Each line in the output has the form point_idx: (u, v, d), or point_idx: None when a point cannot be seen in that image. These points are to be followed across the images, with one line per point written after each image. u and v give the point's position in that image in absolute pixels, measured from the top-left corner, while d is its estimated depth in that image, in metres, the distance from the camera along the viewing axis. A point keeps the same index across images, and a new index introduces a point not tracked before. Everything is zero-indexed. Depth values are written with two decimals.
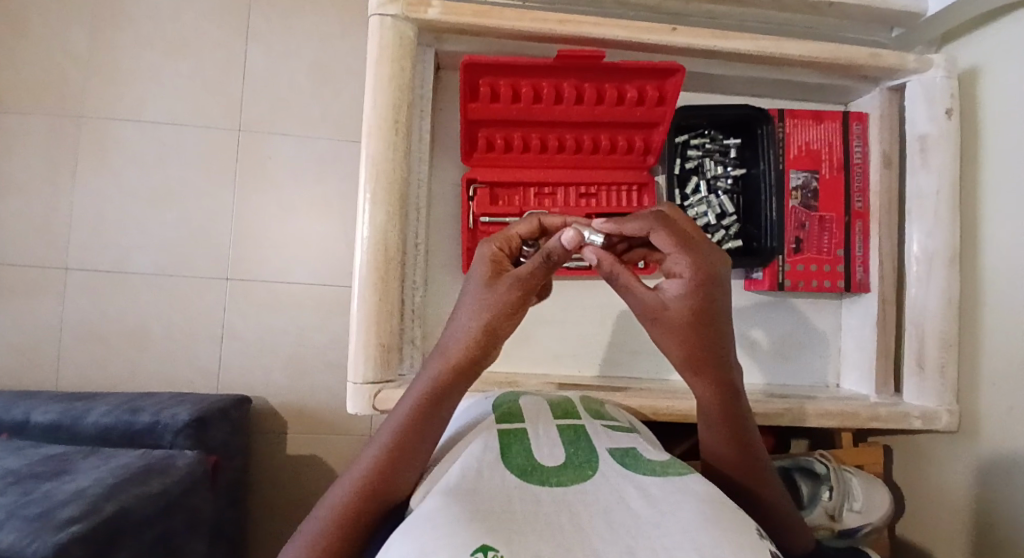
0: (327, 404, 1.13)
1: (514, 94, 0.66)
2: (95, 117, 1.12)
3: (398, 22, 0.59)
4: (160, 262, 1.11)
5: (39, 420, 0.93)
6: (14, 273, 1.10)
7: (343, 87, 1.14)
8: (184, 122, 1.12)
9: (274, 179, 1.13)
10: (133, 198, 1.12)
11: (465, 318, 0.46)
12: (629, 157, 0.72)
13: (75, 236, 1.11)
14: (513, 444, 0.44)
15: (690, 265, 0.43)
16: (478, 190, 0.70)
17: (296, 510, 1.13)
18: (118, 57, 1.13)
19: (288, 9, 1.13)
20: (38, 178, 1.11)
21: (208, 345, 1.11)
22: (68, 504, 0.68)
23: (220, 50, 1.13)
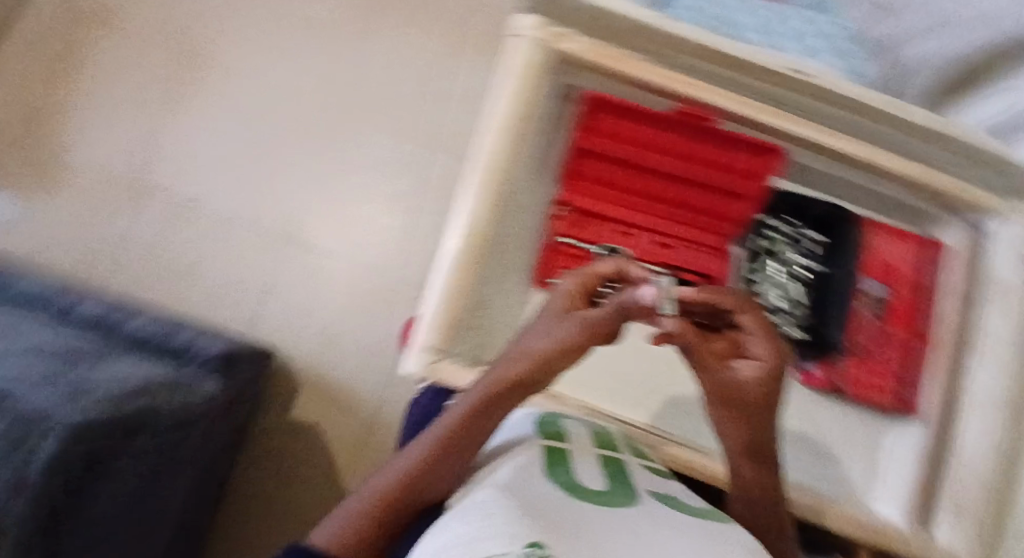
0: (332, 382, 1.18)
1: (624, 135, 0.73)
2: (221, 85, 1.34)
3: (543, 45, 0.65)
4: (232, 212, 1.26)
5: (89, 312, 1.01)
6: (113, 190, 1.29)
7: (432, 110, 1.29)
8: (290, 106, 1.31)
9: (348, 172, 1.27)
10: (230, 155, 1.29)
11: (532, 336, 0.49)
12: (712, 220, 0.76)
13: (173, 173, 1.29)
14: (557, 460, 0.45)
15: (770, 355, 0.47)
16: (568, 214, 0.75)
17: (272, 478, 1.16)
18: (256, 45, 1.36)
19: (406, 40, 1.33)
20: (162, 119, 1.33)
21: (247, 296, 1.21)
22: (63, 407, 0.75)
23: (338, 59, 1.33)
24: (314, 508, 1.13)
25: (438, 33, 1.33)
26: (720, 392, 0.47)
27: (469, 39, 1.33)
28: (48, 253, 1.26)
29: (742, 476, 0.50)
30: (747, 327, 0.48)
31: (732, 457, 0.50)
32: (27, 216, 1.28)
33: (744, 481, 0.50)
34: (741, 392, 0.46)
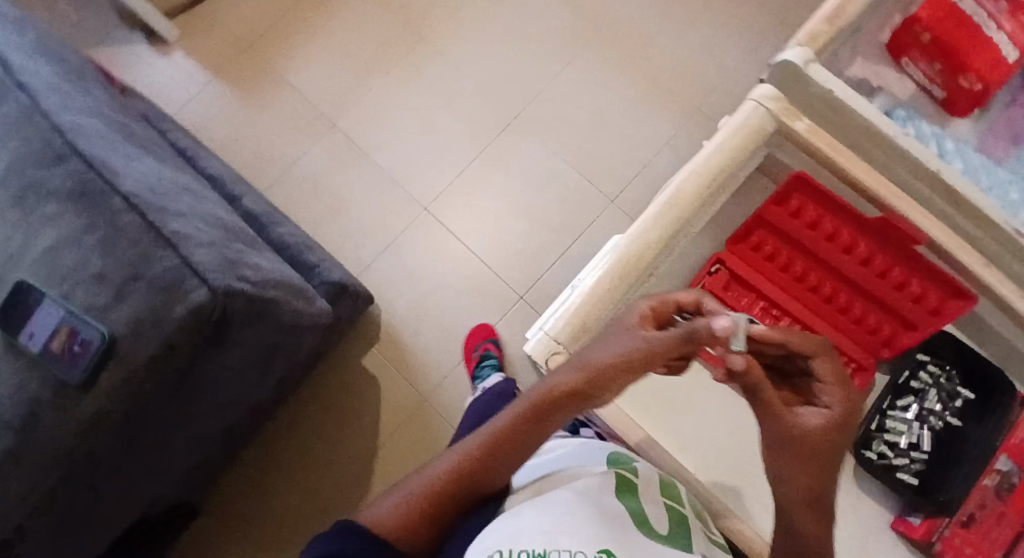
0: (415, 347, 1.43)
1: (829, 233, 0.91)
2: (418, 61, 1.55)
3: (767, 122, 0.77)
4: (388, 172, 1.50)
5: (247, 206, 1.19)
6: (302, 114, 1.53)
7: (578, 152, 1.48)
8: (464, 102, 1.53)
9: (488, 176, 1.50)
10: (404, 125, 1.53)
11: (598, 354, 0.56)
12: (859, 331, 0.92)
13: (354, 122, 1.53)
14: (631, 495, 0.65)
15: (839, 403, 0.53)
16: (721, 270, 0.96)
17: (332, 405, 1.40)
18: (459, 40, 1.56)
19: (583, 82, 1.51)
20: (362, 72, 1.55)
21: (375, 245, 1.47)
22: (220, 272, 0.78)
23: (517, 78, 1.53)
24: (360, 436, 1.38)
25: (613, 85, 1.50)
26: (785, 436, 0.54)
27: (638, 99, 1.49)
28: (237, 146, 1.51)
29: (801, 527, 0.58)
30: (823, 375, 0.54)
31: (789, 502, 0.58)
32: (231, 109, 1.53)
33: (804, 530, 0.58)
34: (806, 436, 0.53)
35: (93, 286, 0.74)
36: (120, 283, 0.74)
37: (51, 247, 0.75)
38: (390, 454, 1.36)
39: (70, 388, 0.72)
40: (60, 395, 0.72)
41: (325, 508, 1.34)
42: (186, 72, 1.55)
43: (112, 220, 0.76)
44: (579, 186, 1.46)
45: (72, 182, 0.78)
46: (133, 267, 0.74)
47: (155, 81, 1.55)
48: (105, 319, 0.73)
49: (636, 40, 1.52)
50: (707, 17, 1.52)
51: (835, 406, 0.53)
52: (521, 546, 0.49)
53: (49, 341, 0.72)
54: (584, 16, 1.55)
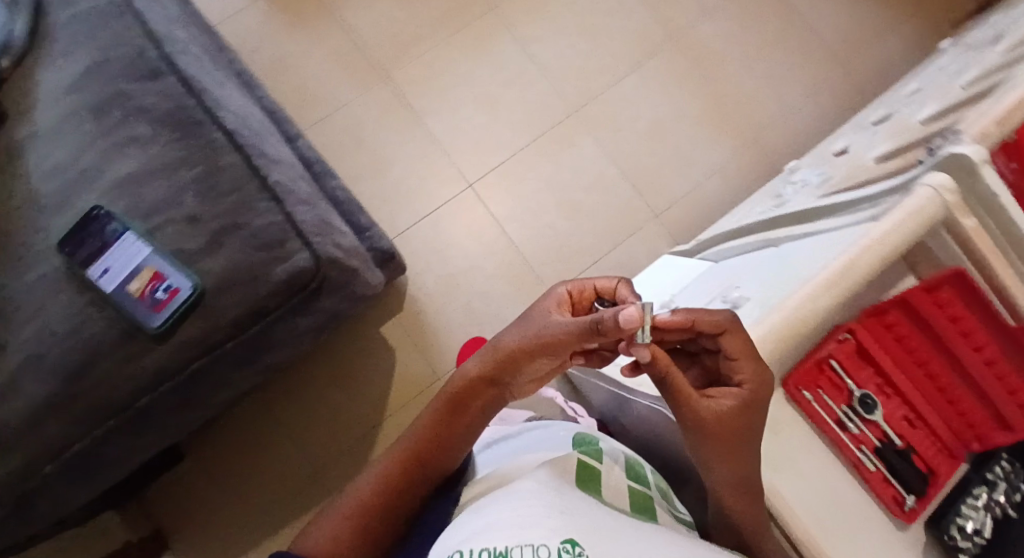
0: (438, 326, 1.37)
1: (957, 317, 0.64)
2: (487, 30, 1.48)
3: (946, 201, 0.62)
4: (437, 136, 1.43)
5: (304, 152, 1.10)
6: (356, 59, 1.43)
7: (633, 158, 1.46)
8: (527, 82, 1.47)
9: (541, 162, 1.44)
10: (461, 90, 1.45)
11: (518, 330, 0.67)
12: (963, 430, 0.65)
13: (410, 76, 1.44)
14: (593, 476, 0.69)
15: (749, 378, 0.57)
16: (846, 339, 0.66)
17: (341, 369, 1.34)
18: (532, 18, 1.49)
19: (648, 89, 1.49)
20: (427, 27, 1.46)
21: (412, 213, 1.40)
22: (321, 236, 0.74)
23: (586, 70, 1.49)
24: (366, 407, 1.33)
25: (677, 101, 1.49)
26: (700, 424, 0.57)
27: (698, 122, 1.48)
28: (280, 77, 1.40)
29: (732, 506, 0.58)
30: (733, 351, 0.58)
31: (721, 489, 0.58)
32: (280, 36, 1.41)
33: (742, 522, 0.58)
34: (722, 418, 0.56)
35: (182, 229, 0.66)
36: (216, 230, 0.67)
37: (131, 174, 0.67)
38: (393, 427, 1.32)
39: (144, 336, 0.65)
40: (129, 341, 0.65)
41: (315, 470, 1.29)
42: None
43: (212, 158, 0.70)
44: (628, 194, 1.44)
45: (166, 104, 0.71)
46: (231, 216, 0.68)
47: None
48: (194, 267, 0.66)
49: (709, 61, 1.52)
50: (778, 58, 1.54)
51: (745, 381, 0.57)
52: (482, 544, 0.42)
53: (126, 283, 0.65)
54: (661, 24, 1.53)
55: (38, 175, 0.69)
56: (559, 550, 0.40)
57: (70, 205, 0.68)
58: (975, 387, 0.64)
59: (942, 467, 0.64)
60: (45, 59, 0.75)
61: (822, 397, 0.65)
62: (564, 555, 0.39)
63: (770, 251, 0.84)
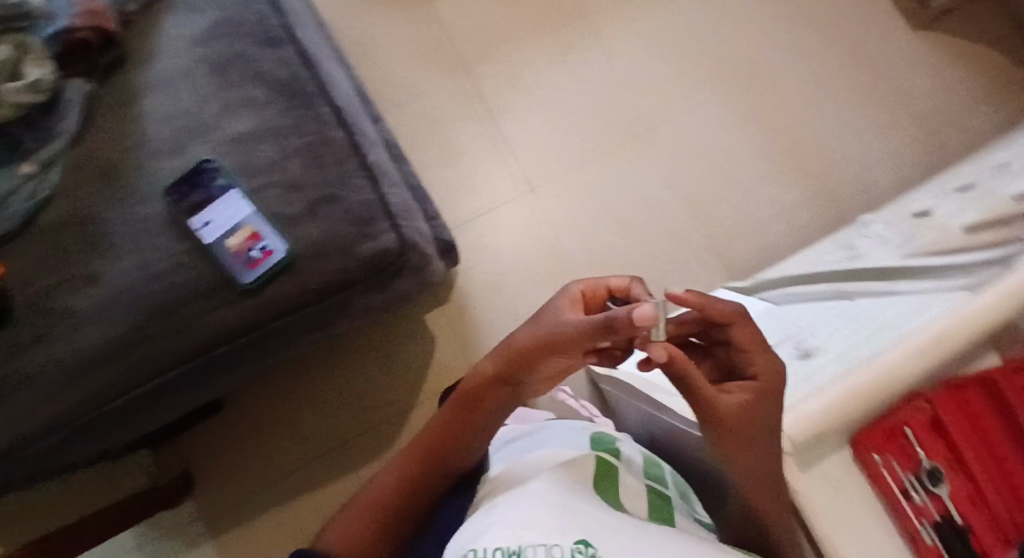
0: (480, 322, 1.38)
1: None
2: (574, 40, 1.49)
3: None
4: (508, 136, 1.44)
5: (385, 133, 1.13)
6: (442, 49, 1.45)
7: (698, 186, 1.45)
8: (605, 96, 1.47)
9: (605, 177, 1.44)
10: (539, 95, 1.46)
11: (532, 325, 0.67)
12: None
13: (492, 74, 1.46)
14: (611, 475, 0.67)
15: (763, 370, 0.58)
16: (924, 408, 0.61)
17: (380, 349, 1.36)
18: (620, 34, 1.50)
19: (724, 120, 1.48)
20: (516, 29, 1.48)
21: (472, 207, 1.41)
22: (408, 220, 0.77)
23: (665, 92, 1.49)
24: (398, 389, 1.35)
25: (751, 136, 1.48)
26: (725, 421, 0.54)
27: (768, 160, 1.47)
28: (366, 56, 1.43)
29: (755, 508, 0.57)
30: (743, 343, 0.59)
31: (742, 487, 0.57)
32: (373, 17, 1.45)
33: (763, 519, 0.58)
34: (744, 411, 0.55)
35: (285, 193, 0.70)
36: (316, 199, 0.71)
37: (246, 133, 0.72)
38: (422, 413, 1.33)
39: (233, 290, 0.68)
40: (216, 292, 0.68)
41: (343, 442, 1.32)
42: None
43: (321, 130, 0.75)
44: (687, 221, 1.43)
45: (286, 72, 0.77)
46: (330, 188, 0.72)
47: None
48: (290, 232, 0.69)
49: (790, 102, 1.51)
50: (861, 109, 1.52)
51: (759, 373, 0.58)
52: (493, 543, 0.45)
53: (226, 237, 0.68)
54: (748, 58, 1.52)
55: (153, 119, 0.73)
56: (572, 551, 0.45)
57: (182, 152, 0.72)
58: None
59: None
60: (174, 8, 0.79)
61: (891, 464, 0.60)
62: (578, 555, 0.44)
63: (848, 304, 0.84)
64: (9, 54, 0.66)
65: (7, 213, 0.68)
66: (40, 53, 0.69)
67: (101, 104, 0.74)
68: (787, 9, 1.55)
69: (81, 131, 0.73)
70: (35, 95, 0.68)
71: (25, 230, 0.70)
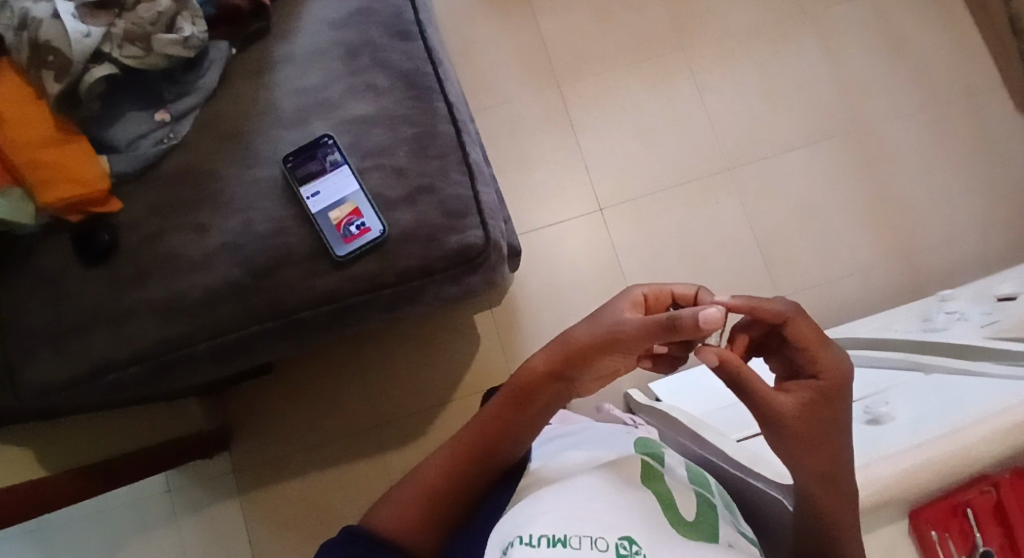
0: (529, 330, 1.40)
1: None
2: (666, 71, 1.50)
3: None
4: (587, 154, 1.47)
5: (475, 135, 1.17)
6: (536, 62, 1.49)
7: (768, 232, 1.43)
8: (689, 130, 1.48)
9: (676, 208, 1.44)
10: (623, 119, 1.48)
11: (593, 320, 0.65)
12: None
13: (580, 92, 1.49)
14: (655, 477, 0.60)
15: (826, 368, 0.52)
16: (993, 490, 0.54)
17: (429, 338, 1.40)
18: (714, 72, 1.51)
19: (806, 171, 1.46)
20: (611, 52, 1.51)
21: (540, 217, 1.44)
22: (496, 219, 0.79)
23: (750, 135, 1.48)
24: (439, 381, 1.38)
25: (832, 190, 1.45)
26: (783, 426, 0.51)
27: (847, 217, 1.44)
28: (464, 56, 1.48)
29: (827, 524, 0.51)
30: (800, 340, 0.53)
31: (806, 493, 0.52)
32: (477, 20, 1.50)
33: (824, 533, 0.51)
34: (805, 414, 0.51)
35: (388, 176, 0.75)
36: (415, 187, 0.75)
37: (363, 117, 0.77)
38: (459, 409, 1.36)
39: (327, 260, 0.73)
40: (311, 259, 0.73)
41: (380, 423, 1.35)
42: None
43: (431, 123, 0.79)
44: (752, 265, 1.42)
45: (408, 65, 0.82)
46: (430, 179, 0.76)
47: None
48: (387, 214, 0.73)
49: (878, 163, 1.48)
50: (952, 182, 1.47)
51: (822, 371, 0.52)
52: (540, 529, 0.47)
53: (328, 209, 0.72)
54: (841, 113, 1.50)
55: (282, 90, 0.79)
56: (616, 546, 0.47)
57: (303, 126, 0.77)
58: None
59: None
60: None
61: (946, 543, 0.56)
62: (620, 551, 0.46)
63: (921, 377, 0.83)
64: (170, 8, 0.72)
65: (137, 154, 0.75)
66: (195, 11, 0.75)
67: (236, 70, 0.81)
68: (890, 68, 1.52)
69: (214, 90, 0.80)
70: (185, 49, 0.74)
71: (150, 171, 0.77)
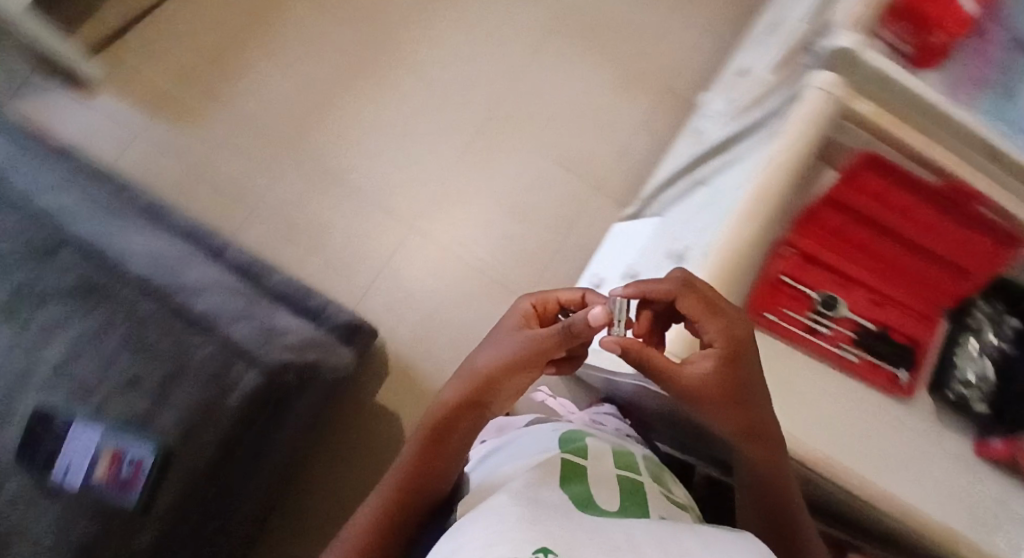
0: (430, 373, 1.27)
1: (879, 195, 0.66)
2: (379, 74, 1.46)
3: (830, 95, 0.65)
4: (370, 184, 1.37)
5: (236, 258, 1.04)
6: (259, 140, 1.38)
7: (557, 143, 1.45)
8: (437, 106, 1.45)
9: (474, 175, 1.41)
10: (375, 134, 1.41)
11: (494, 344, 0.64)
12: (927, 291, 0.68)
13: (319, 139, 1.39)
14: (572, 476, 0.59)
15: (717, 336, 0.54)
16: (791, 253, 0.67)
17: (347, 457, 1.22)
18: (420, 47, 1.49)
19: (551, 72, 1.49)
20: (321, 88, 1.43)
21: (368, 270, 1.32)
22: (265, 346, 0.74)
23: (487, 76, 1.48)
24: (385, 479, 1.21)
25: (581, 74, 1.49)
26: (698, 396, 0.54)
27: (607, 87, 1.49)
28: (190, 183, 1.34)
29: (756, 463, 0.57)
30: (692, 312, 0.54)
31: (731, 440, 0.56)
32: (177, 144, 1.36)
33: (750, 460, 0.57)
34: (712, 383, 0.53)
35: (126, 394, 0.67)
36: (160, 383, 0.67)
37: (61, 359, 0.68)
38: None
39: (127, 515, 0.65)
40: (111, 528, 0.64)
41: None
42: (119, 113, 1.37)
43: (132, 314, 0.71)
44: (564, 178, 1.42)
45: (72, 278, 0.72)
46: (172, 363, 0.68)
47: (83, 124, 1.35)
48: (150, 429, 0.65)
49: (599, 27, 1.53)
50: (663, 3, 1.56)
51: (716, 339, 0.54)
52: None
53: (93, 470, 0.65)
54: (543, 9, 1.53)
55: None
56: None
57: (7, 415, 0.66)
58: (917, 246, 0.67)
59: (922, 334, 0.69)
60: None
61: (788, 313, 0.66)
62: None
63: (704, 191, 0.85)
64: None
65: None
66: None
67: None
68: None
69: None
70: None
71: None
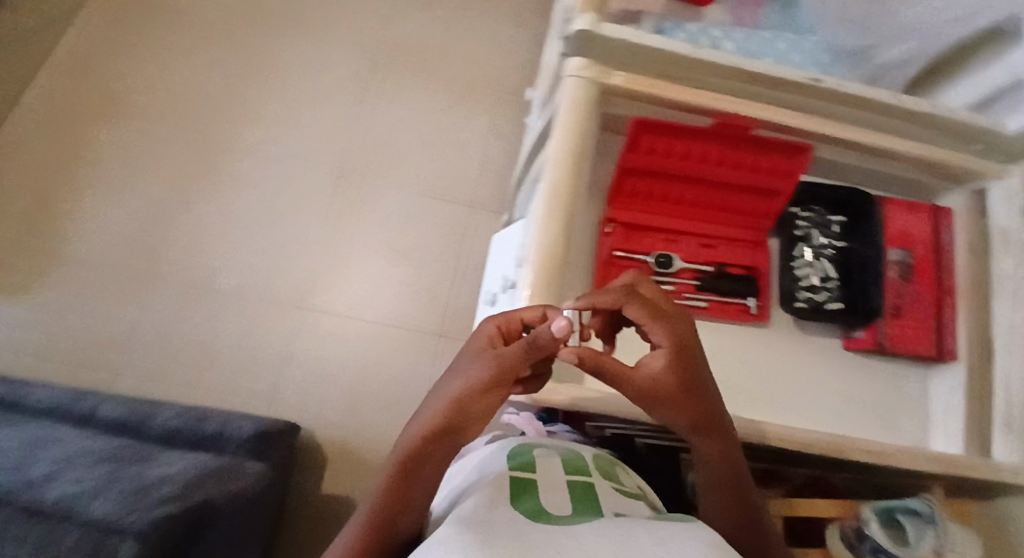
0: (366, 446, 1.22)
1: (669, 154, 0.69)
2: (217, 170, 1.41)
3: (583, 85, 0.69)
4: (242, 282, 1.32)
5: (107, 416, 0.97)
6: (113, 279, 1.30)
7: (416, 174, 1.43)
8: (286, 181, 1.41)
9: (346, 233, 1.38)
10: (232, 231, 1.36)
11: (451, 376, 0.47)
12: (747, 219, 0.75)
13: (177, 256, 1.33)
14: (522, 491, 0.44)
15: (668, 337, 0.47)
16: (614, 229, 0.73)
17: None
18: (249, 130, 1.45)
19: (387, 111, 1.48)
20: (162, 204, 1.37)
21: (269, 368, 1.26)
22: (135, 511, 0.70)
23: (326, 135, 1.45)
24: None
25: (417, 104, 1.50)
26: (655, 397, 0.47)
27: (446, 108, 1.50)
28: (53, 348, 1.24)
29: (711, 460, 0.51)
30: (640, 317, 0.48)
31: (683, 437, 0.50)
32: (25, 313, 1.26)
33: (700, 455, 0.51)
34: (668, 384, 0.46)
35: None
36: None
37: None
38: None
39: None
40: None
41: None
42: None
43: None
44: (434, 205, 1.41)
45: None
46: None
47: None
48: None
49: (418, 56, 1.54)
50: (469, 17, 1.60)
51: (664, 341, 0.48)
52: None
53: None
54: (359, 57, 1.53)
55: None
56: None
57: None
58: (722, 186, 0.72)
59: (757, 257, 0.75)
60: None
61: None
62: None
63: None
64: None
65: None
66: None
67: None
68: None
69: None
70: None
71: None
